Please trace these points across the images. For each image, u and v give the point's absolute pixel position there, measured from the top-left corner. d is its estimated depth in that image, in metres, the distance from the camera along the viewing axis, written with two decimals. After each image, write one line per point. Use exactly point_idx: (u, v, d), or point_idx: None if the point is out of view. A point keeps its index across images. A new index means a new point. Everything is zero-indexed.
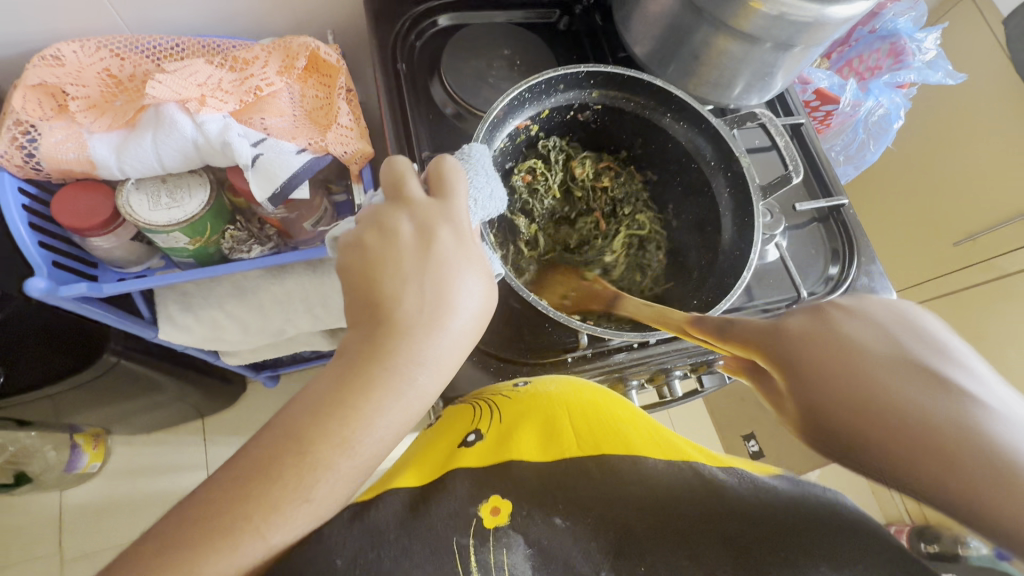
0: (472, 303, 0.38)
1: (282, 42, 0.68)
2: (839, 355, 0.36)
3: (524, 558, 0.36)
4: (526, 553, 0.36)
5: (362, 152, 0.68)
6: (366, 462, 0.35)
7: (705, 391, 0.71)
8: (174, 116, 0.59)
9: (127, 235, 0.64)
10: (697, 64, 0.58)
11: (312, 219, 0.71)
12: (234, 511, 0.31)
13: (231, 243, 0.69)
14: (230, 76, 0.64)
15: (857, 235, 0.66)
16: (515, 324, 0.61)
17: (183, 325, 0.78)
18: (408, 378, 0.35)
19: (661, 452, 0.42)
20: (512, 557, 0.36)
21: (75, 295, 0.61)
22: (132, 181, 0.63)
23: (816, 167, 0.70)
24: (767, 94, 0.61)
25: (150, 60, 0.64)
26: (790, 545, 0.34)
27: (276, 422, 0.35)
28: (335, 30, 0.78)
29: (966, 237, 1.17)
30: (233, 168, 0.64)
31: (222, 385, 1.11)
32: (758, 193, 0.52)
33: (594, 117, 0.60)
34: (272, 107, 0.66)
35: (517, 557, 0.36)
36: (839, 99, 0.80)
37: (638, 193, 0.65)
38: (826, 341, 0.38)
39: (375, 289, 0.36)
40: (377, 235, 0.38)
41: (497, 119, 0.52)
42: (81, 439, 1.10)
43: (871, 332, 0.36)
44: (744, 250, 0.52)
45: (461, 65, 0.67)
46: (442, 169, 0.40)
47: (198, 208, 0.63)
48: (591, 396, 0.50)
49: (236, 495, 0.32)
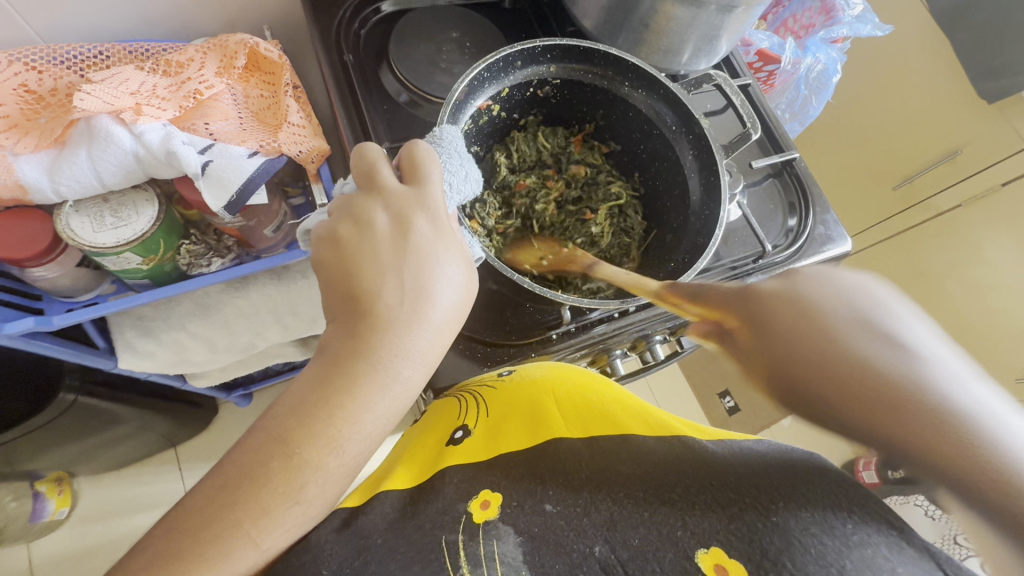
0: (452, 292, 0.37)
1: (217, 42, 0.65)
2: (802, 316, 0.44)
3: (514, 546, 0.36)
4: (516, 541, 0.36)
5: (317, 150, 0.67)
6: (356, 460, 0.34)
7: (685, 353, 0.72)
8: (109, 129, 0.55)
9: (71, 261, 0.60)
10: (647, 32, 0.58)
11: (272, 225, 0.68)
12: (223, 518, 0.30)
13: (188, 259, 0.66)
14: (166, 81, 0.61)
15: (810, 188, 0.69)
16: (496, 307, 0.60)
17: (144, 351, 0.74)
18: (393, 372, 0.34)
19: (650, 429, 0.45)
20: (501, 547, 0.36)
21: (22, 330, 0.57)
22: (70, 203, 0.58)
23: (767, 124, 0.73)
24: (715, 57, 0.62)
25: (73, 71, 0.60)
26: (778, 512, 0.34)
27: (258, 427, 0.33)
28: (272, 25, 0.75)
29: (904, 180, 1.25)
30: (182, 179, 0.60)
31: (191, 410, 1.07)
32: (721, 151, 0.53)
33: (553, 92, 0.60)
34: (216, 111, 0.62)
35: (508, 545, 0.36)
36: (779, 58, 0.83)
37: (601, 167, 0.66)
38: (792, 305, 0.46)
39: (353, 284, 0.35)
40: (352, 227, 0.36)
41: (458, 101, 0.51)
42: (43, 487, 1.03)
43: (833, 292, 0.44)
44: (713, 210, 0.53)
45: (410, 51, 0.65)
46: (414, 154, 0.39)
47: (147, 225, 0.59)
48: (577, 382, 0.50)
49: (224, 502, 0.31)
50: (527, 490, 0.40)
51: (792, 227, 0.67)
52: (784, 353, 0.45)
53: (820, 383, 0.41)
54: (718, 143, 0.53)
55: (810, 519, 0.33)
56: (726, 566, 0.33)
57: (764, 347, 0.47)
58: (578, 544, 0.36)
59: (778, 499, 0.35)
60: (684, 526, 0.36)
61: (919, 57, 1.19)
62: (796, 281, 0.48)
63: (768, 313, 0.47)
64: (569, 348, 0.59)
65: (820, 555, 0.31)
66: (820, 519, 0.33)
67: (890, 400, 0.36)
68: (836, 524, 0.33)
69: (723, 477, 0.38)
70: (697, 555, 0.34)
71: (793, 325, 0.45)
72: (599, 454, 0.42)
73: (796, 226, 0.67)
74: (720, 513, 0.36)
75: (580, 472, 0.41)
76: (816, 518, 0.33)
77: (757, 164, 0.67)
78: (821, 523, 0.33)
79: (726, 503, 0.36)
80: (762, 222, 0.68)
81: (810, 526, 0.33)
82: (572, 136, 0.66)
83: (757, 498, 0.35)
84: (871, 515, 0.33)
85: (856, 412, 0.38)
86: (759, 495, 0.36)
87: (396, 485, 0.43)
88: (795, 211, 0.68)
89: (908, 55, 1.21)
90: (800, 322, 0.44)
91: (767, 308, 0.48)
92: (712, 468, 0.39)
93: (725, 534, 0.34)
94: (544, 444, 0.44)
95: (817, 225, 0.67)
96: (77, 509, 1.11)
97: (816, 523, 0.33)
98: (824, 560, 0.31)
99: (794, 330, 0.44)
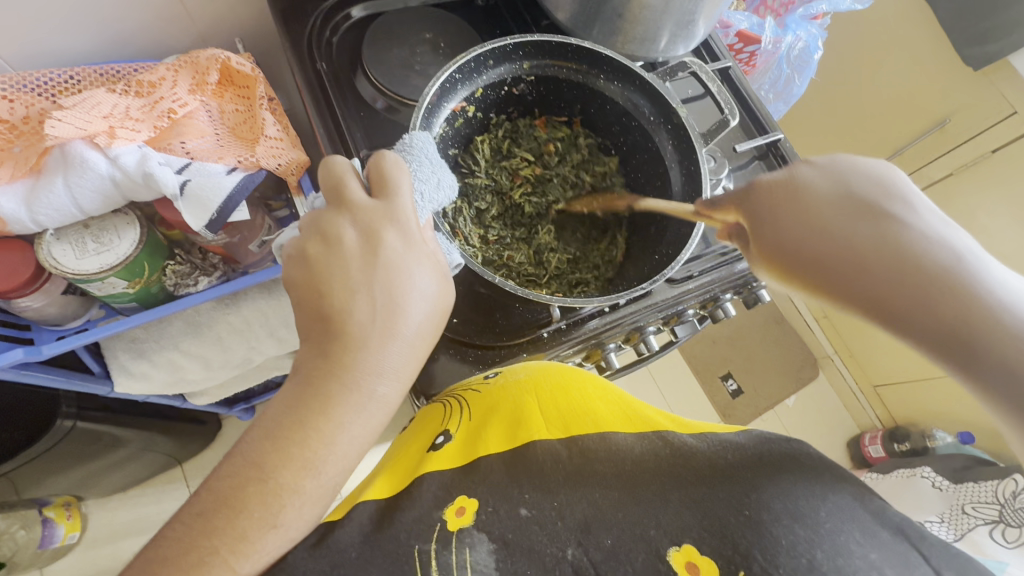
0: (425, 304, 0.37)
1: (188, 58, 0.64)
2: (789, 198, 0.43)
3: (489, 554, 0.37)
4: (490, 548, 0.37)
5: (297, 161, 0.66)
6: (334, 479, 0.34)
7: (680, 342, 0.71)
8: (83, 154, 0.54)
9: (57, 290, 0.60)
10: (621, 21, 0.57)
11: (256, 240, 0.67)
12: (201, 547, 0.30)
13: (174, 279, 0.65)
14: (138, 102, 0.60)
15: (796, 168, 0.69)
16: (485, 309, 0.60)
17: (140, 373, 0.73)
18: (368, 391, 0.34)
19: (631, 426, 0.44)
20: (475, 555, 0.37)
21: (12, 362, 0.56)
22: (51, 231, 0.58)
23: (749, 107, 0.72)
24: (692, 42, 0.61)
25: (45, 98, 0.58)
26: (749, 504, 0.35)
27: (236, 452, 0.33)
28: (244, 37, 0.74)
29: (892, 153, 1.26)
30: (161, 200, 0.60)
31: (195, 427, 1.07)
32: (700, 140, 0.53)
33: (528, 89, 0.59)
34: (191, 129, 0.62)
35: (480, 554, 0.37)
36: (760, 38, 0.81)
37: (573, 141, 0.65)
38: (782, 190, 0.44)
39: (325, 302, 0.35)
40: (321, 244, 0.36)
41: (431, 106, 0.51)
42: (52, 512, 1.03)
43: (824, 178, 0.43)
44: (694, 201, 0.53)
45: (384, 55, 0.64)
46: (381, 166, 0.38)
47: (131, 248, 0.59)
48: (559, 376, 0.49)
49: (202, 529, 0.31)
50: (503, 494, 0.40)
51: None
52: (806, 247, 0.41)
53: (845, 271, 0.39)
54: (697, 132, 0.53)
55: (782, 509, 0.34)
56: (698, 563, 0.34)
57: (788, 233, 0.43)
58: (550, 548, 0.37)
59: (754, 492, 0.35)
60: (657, 525, 0.36)
61: (903, 28, 1.16)
62: (796, 171, 0.44)
63: (764, 207, 0.45)
64: (562, 346, 0.58)
65: (791, 546, 0.32)
66: (794, 509, 0.34)
67: (894, 268, 0.37)
68: (805, 513, 0.33)
69: (701, 474, 0.38)
70: (669, 554, 0.35)
71: (786, 211, 0.43)
72: (576, 451, 0.42)
73: None
74: (693, 510, 0.36)
75: (558, 471, 0.41)
76: (787, 508, 0.34)
77: (740, 147, 0.67)
78: (790, 509, 0.34)
79: (700, 497, 0.37)
80: None
81: (782, 516, 0.33)
82: (536, 121, 0.64)
83: (731, 493, 0.36)
84: (841, 501, 0.34)
85: (878, 295, 0.37)
86: (727, 494, 0.36)
87: (377, 496, 0.43)
88: None
89: (893, 25, 1.18)
90: (803, 217, 0.42)
91: (762, 198, 0.45)
92: (688, 461, 0.39)
93: (697, 531, 0.35)
94: (523, 446, 0.44)
95: None
96: (87, 531, 1.11)
97: (791, 514, 0.33)
98: (795, 549, 0.32)
99: (790, 216, 0.43)
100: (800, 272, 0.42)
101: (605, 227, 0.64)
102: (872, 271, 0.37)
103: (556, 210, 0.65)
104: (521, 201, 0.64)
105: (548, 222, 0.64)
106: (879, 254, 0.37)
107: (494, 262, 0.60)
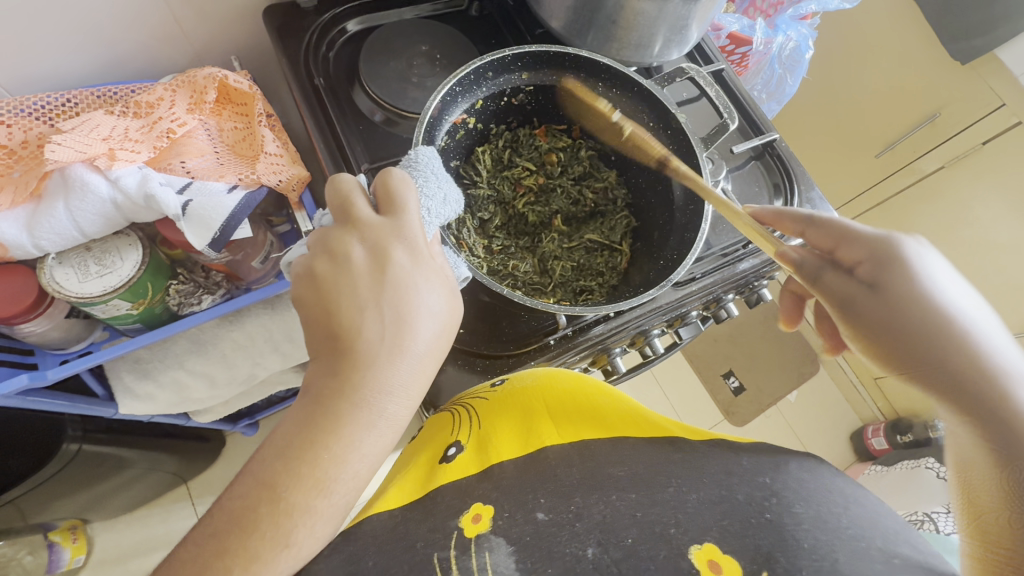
0: (434, 321, 0.37)
1: (186, 78, 0.64)
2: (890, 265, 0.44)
3: (507, 556, 0.36)
4: (508, 551, 0.37)
5: (297, 176, 0.66)
6: (346, 497, 0.34)
7: (685, 344, 0.72)
8: (84, 177, 0.54)
9: (60, 313, 0.60)
10: (615, 28, 0.57)
11: (259, 256, 0.67)
12: (215, 566, 0.31)
13: (178, 298, 0.65)
14: (137, 123, 0.60)
15: (793, 167, 0.69)
16: (491, 318, 0.60)
17: (144, 394, 0.73)
18: (378, 409, 0.34)
19: (642, 430, 0.45)
20: (495, 558, 0.36)
21: (17, 389, 0.56)
22: (52, 255, 0.57)
23: (744, 109, 0.73)
24: (686, 46, 0.62)
25: (43, 122, 0.58)
26: (769, 508, 0.36)
27: (247, 471, 0.33)
28: (239, 55, 0.74)
29: (885, 147, 1.27)
30: (162, 221, 0.60)
31: (199, 445, 1.06)
32: (700, 144, 0.53)
33: (527, 99, 0.60)
34: (191, 148, 0.61)
35: (500, 557, 0.37)
36: (751, 39, 0.83)
37: (573, 148, 0.65)
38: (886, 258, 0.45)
39: (334, 320, 0.35)
40: (329, 263, 0.36)
41: (432, 119, 0.51)
42: (57, 536, 1.02)
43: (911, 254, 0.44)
44: (697, 205, 0.53)
45: (381, 68, 0.64)
46: (388, 183, 0.38)
47: (133, 270, 0.59)
48: (567, 381, 0.50)
49: (214, 552, 0.31)
50: (518, 498, 0.40)
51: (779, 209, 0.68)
52: (889, 321, 0.43)
53: (912, 345, 0.42)
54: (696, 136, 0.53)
55: (803, 513, 0.35)
56: (720, 562, 0.34)
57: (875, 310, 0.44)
58: (570, 547, 0.36)
59: (774, 497, 0.37)
60: (677, 523, 0.37)
61: (891, 24, 1.17)
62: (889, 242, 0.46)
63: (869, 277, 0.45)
64: (570, 353, 0.59)
65: (813, 549, 0.33)
66: (816, 515, 0.35)
67: (944, 353, 0.40)
68: (827, 517, 0.35)
69: (717, 482, 0.38)
70: (690, 551, 0.35)
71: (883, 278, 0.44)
72: (587, 453, 0.43)
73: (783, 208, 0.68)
74: (714, 509, 0.37)
75: (573, 474, 0.41)
76: (809, 513, 0.35)
77: (738, 149, 0.67)
78: (814, 517, 0.35)
79: (718, 499, 0.37)
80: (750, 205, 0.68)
81: (804, 521, 0.35)
82: (535, 130, 0.64)
83: (750, 496, 0.37)
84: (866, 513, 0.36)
85: (945, 375, 0.40)
86: (748, 506, 0.36)
87: (392, 505, 0.42)
88: (780, 192, 0.69)
89: (880, 21, 1.19)
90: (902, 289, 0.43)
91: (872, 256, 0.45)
92: (703, 467, 0.40)
93: (717, 530, 0.36)
94: (537, 450, 0.44)
95: (804, 205, 0.68)
96: (94, 554, 1.10)
97: (813, 520, 0.35)
98: (819, 552, 0.33)
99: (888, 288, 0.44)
100: (883, 339, 0.44)
101: (616, 247, 0.63)
102: (934, 353, 0.41)
103: (558, 219, 0.65)
104: (524, 211, 0.64)
105: (552, 231, 0.64)
106: (947, 343, 0.40)
107: (499, 272, 0.61)
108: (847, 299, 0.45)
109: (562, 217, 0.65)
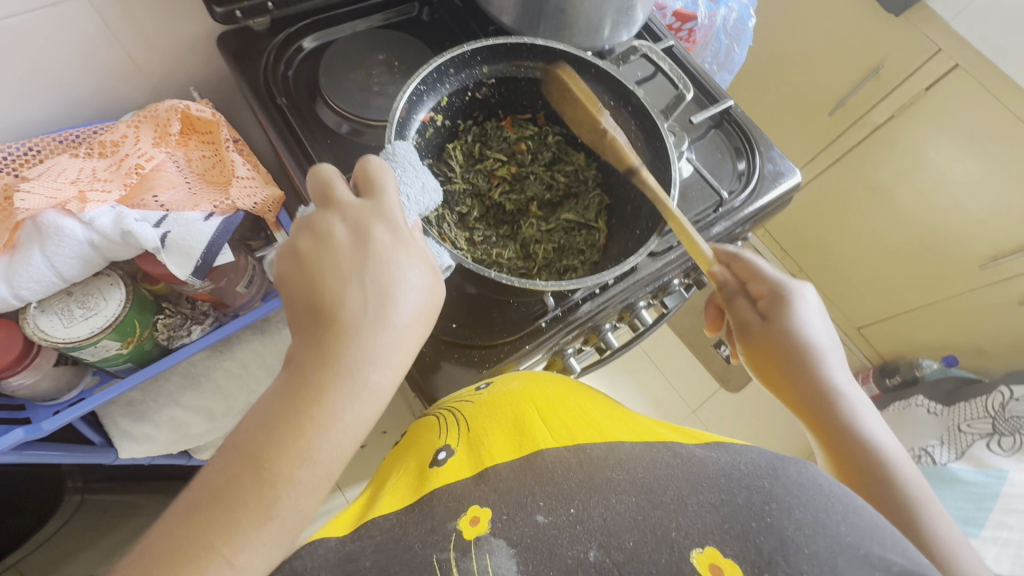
0: (415, 295, 0.38)
1: (148, 113, 0.64)
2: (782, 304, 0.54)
3: (507, 557, 0.36)
4: (509, 553, 0.37)
5: (272, 198, 0.66)
6: (329, 469, 0.34)
7: (671, 312, 0.75)
8: (57, 223, 0.54)
9: (48, 362, 0.59)
10: (564, 16, 0.60)
11: (243, 281, 0.67)
12: (201, 539, 0.31)
13: (166, 332, 0.65)
14: (105, 163, 0.60)
15: (751, 130, 0.72)
16: (481, 308, 0.62)
17: (143, 436, 0.72)
18: (361, 377, 0.35)
19: (635, 436, 0.45)
20: (495, 560, 0.36)
21: (12, 444, 0.56)
22: (34, 305, 0.57)
23: (698, 81, 0.75)
24: (634, 27, 0.64)
25: (7, 172, 0.57)
26: (767, 513, 0.35)
27: (228, 445, 0.34)
28: (199, 86, 0.74)
29: (836, 105, 1.33)
30: (142, 256, 0.60)
31: None
32: (659, 116, 0.56)
33: (490, 92, 0.61)
34: (161, 181, 0.61)
35: (501, 558, 0.36)
36: (695, 14, 0.86)
37: (541, 136, 0.67)
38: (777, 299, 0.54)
39: (317, 292, 0.36)
40: (312, 240, 0.37)
41: (402, 119, 0.52)
42: None
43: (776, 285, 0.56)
44: (665, 173, 0.56)
45: (341, 81, 0.65)
46: (367, 169, 0.40)
47: (118, 309, 0.59)
48: (554, 394, 0.51)
49: (200, 521, 0.31)
50: (517, 501, 0.40)
51: (743, 170, 0.70)
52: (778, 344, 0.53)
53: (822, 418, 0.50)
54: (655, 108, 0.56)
55: (804, 519, 0.35)
56: (721, 565, 0.34)
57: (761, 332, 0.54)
58: (572, 551, 0.36)
59: (772, 501, 0.36)
60: (677, 526, 0.36)
61: None
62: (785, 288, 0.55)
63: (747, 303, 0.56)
64: (560, 333, 0.60)
65: (813, 554, 0.33)
66: (816, 523, 0.34)
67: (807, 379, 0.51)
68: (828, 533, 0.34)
69: (721, 471, 0.39)
70: (692, 555, 0.34)
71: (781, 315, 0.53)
72: (582, 458, 0.42)
73: (746, 168, 0.70)
74: (715, 512, 0.36)
75: (569, 476, 0.41)
76: (810, 518, 0.35)
77: (697, 118, 0.70)
78: (819, 531, 0.34)
79: (719, 502, 0.37)
80: (714, 172, 0.71)
81: (804, 526, 0.34)
82: (502, 122, 0.66)
83: (750, 499, 0.36)
84: (862, 527, 0.35)
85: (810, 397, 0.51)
86: (747, 498, 0.36)
87: (386, 509, 0.42)
88: (742, 155, 0.71)
89: None
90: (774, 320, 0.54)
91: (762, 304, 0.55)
92: (699, 470, 0.39)
93: (719, 534, 0.35)
94: (531, 454, 0.44)
95: (766, 163, 0.71)
96: None
97: (813, 526, 0.34)
98: (817, 558, 0.33)
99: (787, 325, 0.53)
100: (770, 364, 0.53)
101: (590, 225, 0.65)
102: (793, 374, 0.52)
103: (535, 204, 0.66)
104: (501, 199, 0.65)
105: (529, 217, 0.66)
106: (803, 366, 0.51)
107: (484, 261, 0.62)
108: (746, 323, 0.55)
109: (537, 203, 0.66)
